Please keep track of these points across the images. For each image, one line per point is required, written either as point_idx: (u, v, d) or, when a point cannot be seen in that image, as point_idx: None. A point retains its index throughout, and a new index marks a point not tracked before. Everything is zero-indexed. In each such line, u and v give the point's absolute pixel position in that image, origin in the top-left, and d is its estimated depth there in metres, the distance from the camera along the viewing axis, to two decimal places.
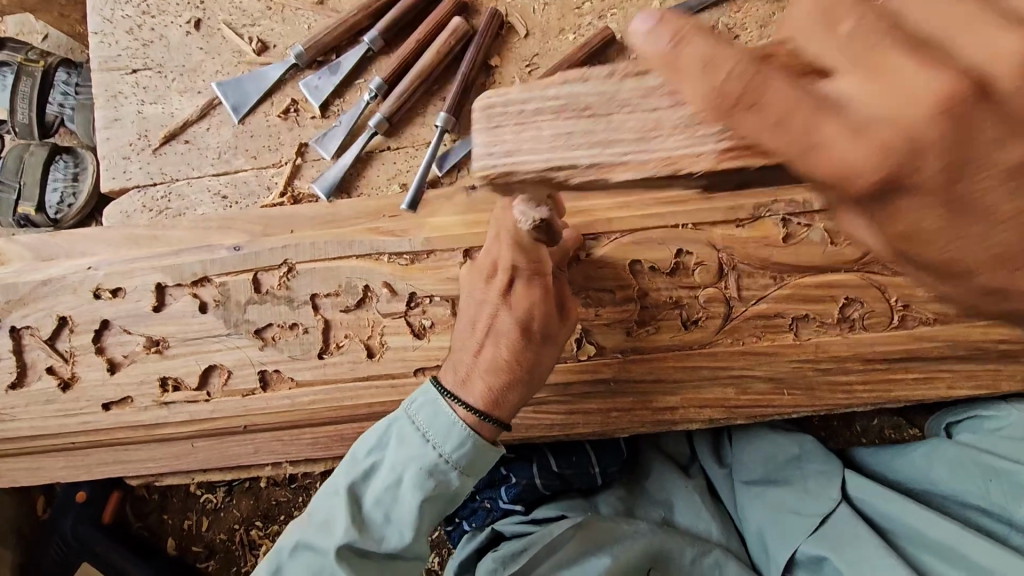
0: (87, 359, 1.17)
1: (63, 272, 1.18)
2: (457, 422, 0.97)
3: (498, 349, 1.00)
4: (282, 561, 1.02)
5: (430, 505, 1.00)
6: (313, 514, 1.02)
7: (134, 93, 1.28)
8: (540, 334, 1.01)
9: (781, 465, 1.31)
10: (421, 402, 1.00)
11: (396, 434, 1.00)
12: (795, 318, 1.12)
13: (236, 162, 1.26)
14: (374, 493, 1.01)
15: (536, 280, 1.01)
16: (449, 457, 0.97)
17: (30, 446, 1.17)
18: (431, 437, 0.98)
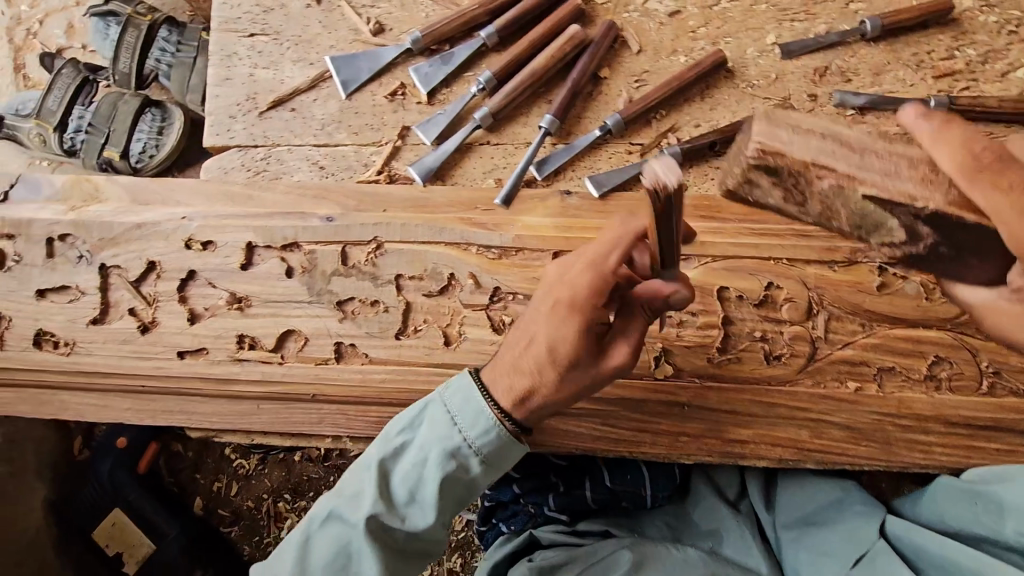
0: (169, 306, 1.18)
1: (158, 218, 1.21)
2: (486, 411, 0.98)
3: (539, 352, 0.95)
4: (309, 535, 1.03)
5: (451, 492, 1.02)
6: (337, 496, 1.04)
7: (249, 56, 1.31)
8: (567, 360, 0.93)
9: (820, 507, 1.21)
10: (454, 388, 1.01)
11: (427, 417, 1.02)
12: (881, 369, 1.11)
13: (338, 136, 1.28)
14: (401, 471, 1.02)
15: (590, 304, 0.91)
16: (474, 444, 0.99)
17: (100, 383, 1.18)
18: (460, 422, 0.99)
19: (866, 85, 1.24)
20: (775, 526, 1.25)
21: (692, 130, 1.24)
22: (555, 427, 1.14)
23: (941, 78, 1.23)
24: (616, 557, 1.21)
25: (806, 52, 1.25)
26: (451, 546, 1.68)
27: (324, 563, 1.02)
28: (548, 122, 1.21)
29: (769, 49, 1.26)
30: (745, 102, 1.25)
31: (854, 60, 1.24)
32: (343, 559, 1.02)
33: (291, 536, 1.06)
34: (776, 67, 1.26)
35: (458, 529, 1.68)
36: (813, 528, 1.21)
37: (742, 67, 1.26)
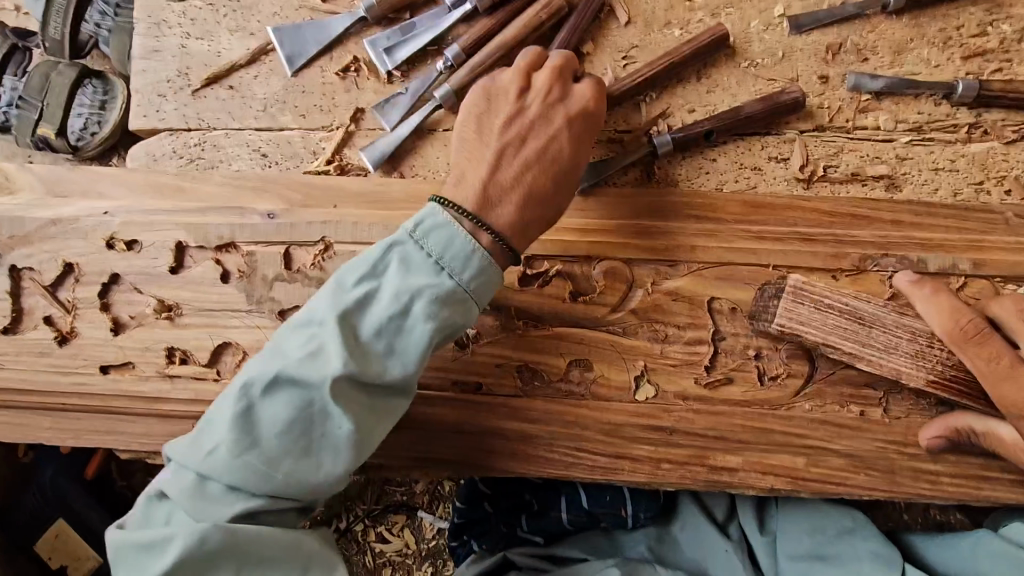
0: (91, 315, 1.05)
1: (76, 213, 1.06)
2: (459, 236, 0.84)
3: (510, 167, 0.90)
4: (211, 463, 0.81)
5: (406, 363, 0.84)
6: (260, 396, 0.81)
7: (180, 24, 1.14)
8: (539, 188, 0.90)
9: (830, 539, 1.13)
10: (376, 267, 0.84)
11: (396, 261, 0.84)
12: (888, 393, 1.00)
13: (282, 119, 1.12)
14: (371, 320, 0.82)
15: (558, 133, 0.92)
16: (461, 279, 0.84)
17: (13, 399, 1.05)
18: (446, 264, 0.84)
19: (884, 66, 1.08)
20: (779, 557, 1.15)
21: (686, 116, 1.09)
22: (523, 453, 1.01)
23: (971, 58, 1.08)
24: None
25: (818, 26, 1.09)
26: (422, 555, 1.59)
27: (255, 461, 0.80)
28: None
29: (776, 22, 1.10)
30: (747, 83, 1.09)
31: (873, 37, 1.09)
32: (310, 426, 0.81)
33: (195, 440, 0.82)
34: (783, 43, 1.10)
35: (429, 538, 1.59)
36: (822, 564, 1.11)
37: (745, 43, 1.10)
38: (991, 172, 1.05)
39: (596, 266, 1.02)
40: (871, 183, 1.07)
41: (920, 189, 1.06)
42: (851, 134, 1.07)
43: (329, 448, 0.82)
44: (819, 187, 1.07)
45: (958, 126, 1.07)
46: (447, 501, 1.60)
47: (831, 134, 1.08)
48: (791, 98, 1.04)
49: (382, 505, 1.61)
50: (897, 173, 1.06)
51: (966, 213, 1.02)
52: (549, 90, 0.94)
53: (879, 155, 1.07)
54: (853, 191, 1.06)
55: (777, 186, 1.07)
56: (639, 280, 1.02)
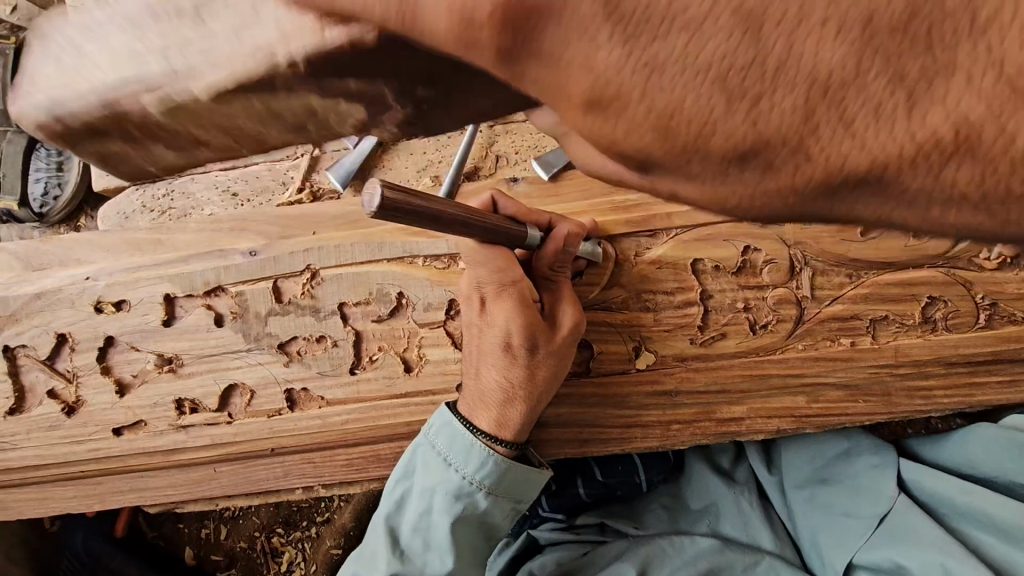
0: (92, 381, 1.05)
1: (59, 283, 1.06)
2: (473, 443, 0.91)
3: (511, 367, 0.91)
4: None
5: (471, 526, 0.95)
6: (374, 537, 0.99)
7: None
8: (526, 350, 0.91)
9: (829, 462, 1.17)
10: (436, 426, 0.93)
11: (418, 461, 0.95)
12: (874, 320, 1.03)
13: (246, 155, 1.12)
14: (410, 523, 0.96)
15: (522, 288, 0.92)
16: (476, 479, 0.91)
17: (35, 476, 1.06)
18: (453, 461, 0.92)
19: None
20: (785, 489, 1.20)
21: None
22: (538, 438, 1.04)
23: None
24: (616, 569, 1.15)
25: None
26: None
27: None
28: None
29: None
30: None
31: None
32: (406, 547, 0.97)
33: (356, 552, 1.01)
34: None
35: None
36: (824, 485, 1.17)
37: None
38: None
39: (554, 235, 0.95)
40: None
41: None
42: None
43: (433, 553, 0.96)
44: None
45: None
46: None
47: None
48: None
49: None
50: None
51: None
52: (494, 251, 0.89)
53: None
54: None
55: None
56: (622, 255, 1.04)
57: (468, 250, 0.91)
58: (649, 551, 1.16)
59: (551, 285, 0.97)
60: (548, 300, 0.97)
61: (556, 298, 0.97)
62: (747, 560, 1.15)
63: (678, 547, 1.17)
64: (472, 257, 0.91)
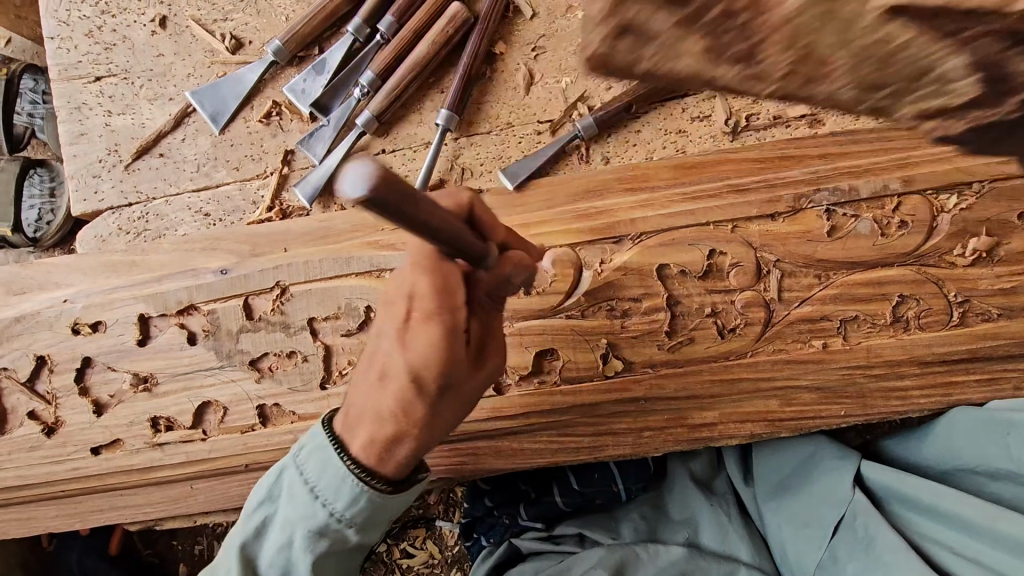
0: (72, 401, 1.07)
1: (39, 306, 1.08)
2: (344, 478, 0.85)
3: (415, 403, 0.79)
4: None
5: (340, 554, 0.92)
6: (224, 562, 0.93)
7: (100, 103, 1.16)
8: (438, 388, 0.78)
9: (795, 469, 1.14)
10: (308, 451, 0.89)
11: (288, 489, 0.90)
12: (844, 320, 1.02)
13: (217, 175, 1.14)
14: (269, 551, 0.92)
15: (438, 323, 0.75)
16: (345, 514, 0.87)
17: (17, 496, 1.08)
18: (322, 495, 0.87)
19: None
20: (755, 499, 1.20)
21: (604, 93, 1.12)
22: (510, 447, 1.05)
23: None
24: None
25: None
26: (448, 562, 1.61)
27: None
28: (443, 118, 1.06)
29: None
30: None
31: None
32: (267, 571, 0.93)
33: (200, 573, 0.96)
34: None
35: (452, 544, 1.61)
36: (790, 495, 1.15)
37: None
38: None
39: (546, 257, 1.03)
40: (794, 124, 1.10)
41: (842, 120, 1.09)
42: None
43: None
44: (745, 137, 1.10)
45: None
46: (461, 506, 1.61)
47: None
48: None
49: (401, 523, 1.63)
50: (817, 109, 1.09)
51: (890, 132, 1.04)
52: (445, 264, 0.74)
53: None
54: (778, 134, 1.09)
55: (704, 143, 1.10)
56: (586, 262, 1.04)
57: (414, 250, 0.76)
58: (624, 558, 1.14)
59: (483, 313, 0.80)
60: (475, 331, 0.80)
61: (484, 332, 0.81)
62: (723, 570, 1.13)
63: (656, 561, 1.15)
64: (421, 262, 0.75)
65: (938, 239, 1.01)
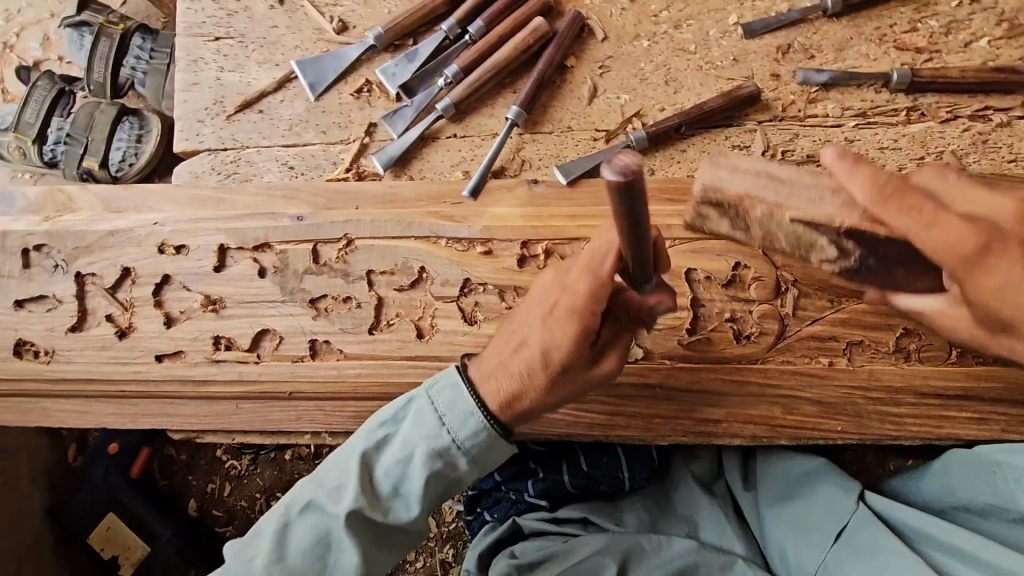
0: (146, 311, 1.20)
1: (131, 224, 1.22)
2: (474, 413, 0.99)
3: (541, 376, 0.95)
4: (290, 519, 1.03)
5: (443, 481, 1.03)
6: (345, 469, 1.03)
7: (215, 60, 1.32)
8: (561, 367, 0.94)
9: (795, 482, 1.23)
10: (443, 385, 1.02)
11: (413, 412, 1.03)
12: (850, 343, 1.12)
13: (306, 136, 1.29)
14: (386, 466, 1.02)
15: (588, 317, 0.92)
16: (465, 445, 1.00)
17: (81, 390, 1.19)
18: (447, 421, 1.00)
19: (828, 62, 1.23)
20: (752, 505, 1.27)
21: (658, 114, 1.25)
22: (529, 414, 1.14)
23: (904, 51, 1.23)
24: (594, 562, 1.21)
25: (768, 30, 1.25)
26: (443, 537, 1.68)
27: (307, 537, 1.02)
28: (513, 113, 1.20)
29: (731, 30, 1.26)
30: (709, 83, 1.24)
31: (817, 38, 1.24)
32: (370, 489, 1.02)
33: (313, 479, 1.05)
34: (739, 47, 1.25)
35: (449, 521, 1.69)
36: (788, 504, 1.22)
37: (706, 49, 1.26)
38: (929, 148, 1.20)
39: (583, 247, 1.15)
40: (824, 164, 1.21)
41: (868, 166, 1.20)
42: (804, 121, 1.22)
43: (402, 499, 1.03)
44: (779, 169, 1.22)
45: (897, 110, 1.21)
46: (463, 485, 1.70)
47: (786, 123, 1.23)
48: (747, 92, 1.20)
49: None
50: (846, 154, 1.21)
51: None
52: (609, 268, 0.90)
53: (830, 139, 1.22)
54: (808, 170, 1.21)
55: None
56: None
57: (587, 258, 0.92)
58: (628, 547, 1.22)
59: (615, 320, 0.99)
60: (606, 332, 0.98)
61: (613, 336, 0.98)
62: (721, 561, 1.20)
63: (658, 551, 1.22)
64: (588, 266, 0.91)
65: None
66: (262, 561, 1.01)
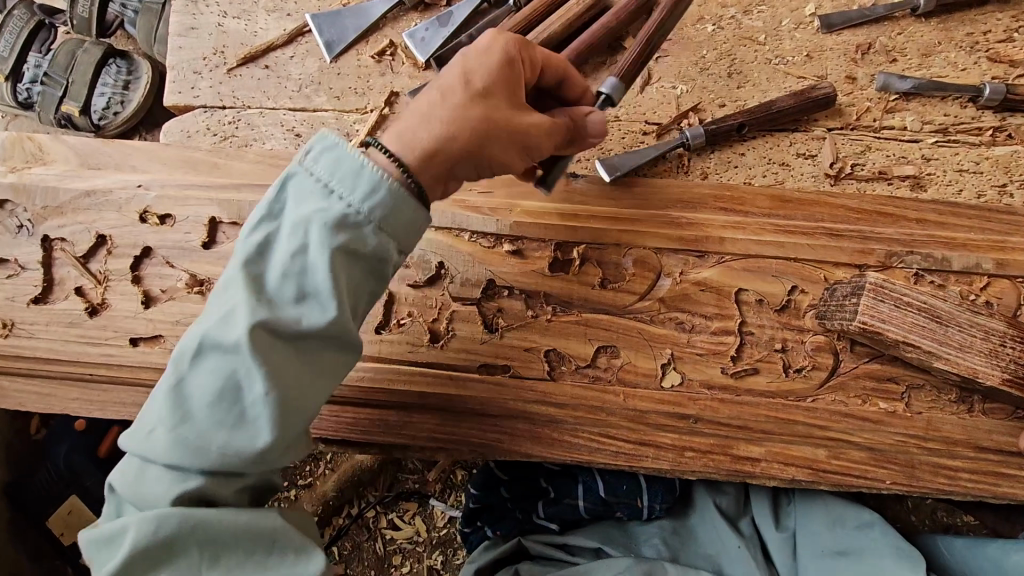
0: (122, 287, 1.05)
1: (111, 185, 1.06)
2: (363, 163, 0.73)
3: (483, 159, 0.80)
4: (172, 385, 0.72)
5: (360, 258, 0.75)
6: (224, 298, 0.72)
7: (218, 3, 1.15)
8: (509, 151, 0.81)
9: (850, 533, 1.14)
10: (319, 151, 0.74)
11: (293, 197, 0.74)
12: (908, 386, 1.01)
13: (317, 100, 1.13)
14: (278, 263, 0.72)
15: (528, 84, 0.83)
16: (362, 205, 0.73)
17: (42, 370, 1.05)
18: (337, 184, 0.73)
19: (912, 67, 1.10)
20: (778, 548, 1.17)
21: (717, 110, 1.11)
22: (548, 438, 1.02)
23: (997, 63, 1.09)
24: None
25: (848, 26, 1.11)
26: (432, 543, 1.58)
27: (200, 441, 0.70)
28: None
29: (806, 21, 1.12)
30: (777, 79, 1.11)
31: (902, 39, 1.11)
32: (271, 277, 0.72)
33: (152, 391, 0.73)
34: (814, 42, 1.11)
35: (440, 526, 1.59)
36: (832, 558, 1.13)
37: (776, 41, 1.12)
38: (1014, 174, 1.08)
39: (626, 256, 1.03)
40: (897, 183, 1.09)
41: (944, 190, 1.08)
42: (878, 133, 1.09)
43: (314, 294, 0.73)
44: (846, 184, 1.09)
45: (982, 129, 1.09)
46: (459, 490, 1.60)
47: (858, 133, 1.10)
48: (822, 93, 1.06)
49: (394, 492, 1.61)
50: (922, 173, 1.08)
51: (990, 212, 1.03)
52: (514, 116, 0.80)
53: (906, 155, 1.09)
54: (878, 188, 1.08)
55: (804, 181, 1.09)
56: (666, 267, 1.03)
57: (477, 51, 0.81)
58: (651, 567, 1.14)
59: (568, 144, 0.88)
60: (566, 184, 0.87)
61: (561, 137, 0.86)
62: None
63: None
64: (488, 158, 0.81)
65: None
66: (157, 454, 0.71)
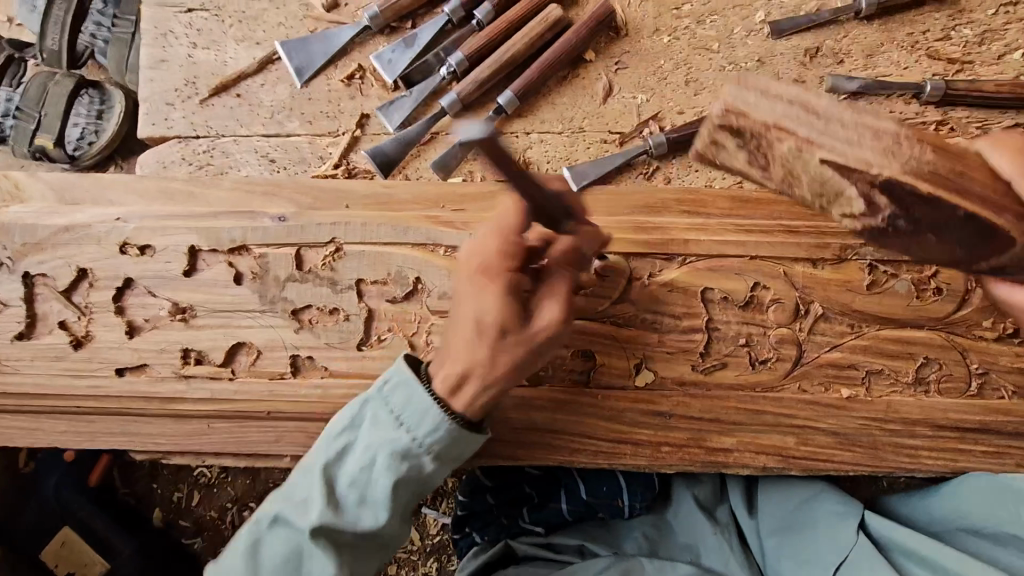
0: (105, 319, 1.07)
1: (89, 220, 1.08)
2: (433, 406, 0.89)
3: (482, 344, 0.88)
4: (260, 535, 0.93)
5: (412, 484, 0.93)
6: (306, 485, 0.92)
7: (186, 35, 1.18)
8: (500, 325, 0.88)
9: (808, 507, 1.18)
10: (398, 383, 0.92)
11: (369, 418, 0.93)
12: (869, 371, 1.06)
13: (290, 125, 1.16)
14: (349, 474, 0.91)
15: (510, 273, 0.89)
16: (426, 441, 0.90)
17: (30, 405, 1.07)
18: (407, 421, 0.91)
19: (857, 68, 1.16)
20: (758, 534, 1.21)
21: (677, 117, 1.16)
22: (529, 442, 1.06)
23: (936, 60, 1.16)
24: None
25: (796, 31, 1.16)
26: (427, 551, 1.61)
27: None
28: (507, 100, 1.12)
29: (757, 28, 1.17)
30: None
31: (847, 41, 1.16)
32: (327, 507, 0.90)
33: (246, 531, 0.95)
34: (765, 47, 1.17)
35: (434, 533, 1.61)
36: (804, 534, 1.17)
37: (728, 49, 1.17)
38: None
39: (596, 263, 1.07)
40: None
41: None
42: None
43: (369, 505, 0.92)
44: None
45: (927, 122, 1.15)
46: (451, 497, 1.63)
47: None
48: None
49: None
50: None
51: None
52: (489, 298, 0.88)
53: None
54: None
55: None
56: (634, 272, 1.07)
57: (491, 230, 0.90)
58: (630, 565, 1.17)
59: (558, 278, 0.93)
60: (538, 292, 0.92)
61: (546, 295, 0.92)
62: None
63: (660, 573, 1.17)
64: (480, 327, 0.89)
65: (966, 310, 1.06)
66: None
